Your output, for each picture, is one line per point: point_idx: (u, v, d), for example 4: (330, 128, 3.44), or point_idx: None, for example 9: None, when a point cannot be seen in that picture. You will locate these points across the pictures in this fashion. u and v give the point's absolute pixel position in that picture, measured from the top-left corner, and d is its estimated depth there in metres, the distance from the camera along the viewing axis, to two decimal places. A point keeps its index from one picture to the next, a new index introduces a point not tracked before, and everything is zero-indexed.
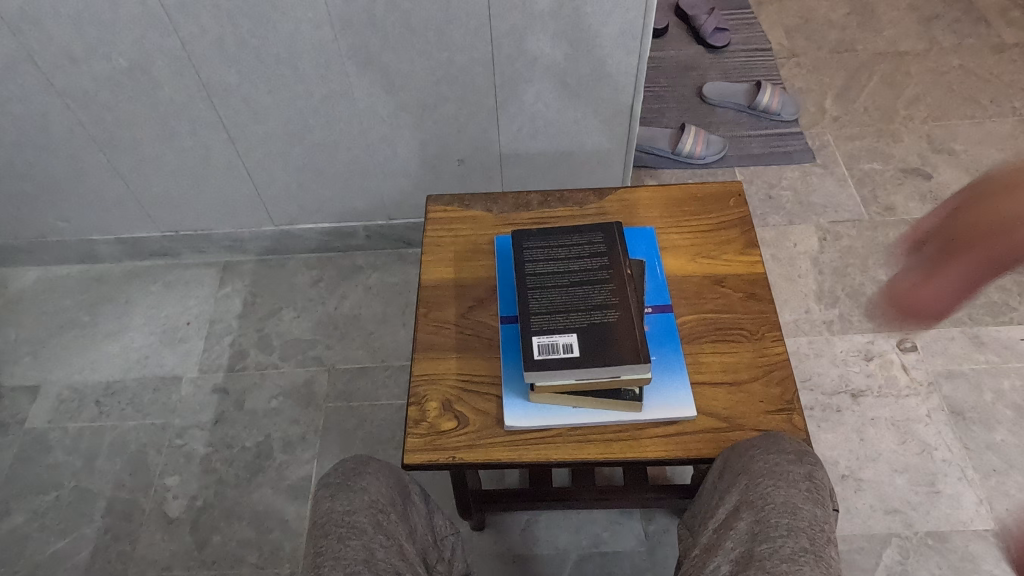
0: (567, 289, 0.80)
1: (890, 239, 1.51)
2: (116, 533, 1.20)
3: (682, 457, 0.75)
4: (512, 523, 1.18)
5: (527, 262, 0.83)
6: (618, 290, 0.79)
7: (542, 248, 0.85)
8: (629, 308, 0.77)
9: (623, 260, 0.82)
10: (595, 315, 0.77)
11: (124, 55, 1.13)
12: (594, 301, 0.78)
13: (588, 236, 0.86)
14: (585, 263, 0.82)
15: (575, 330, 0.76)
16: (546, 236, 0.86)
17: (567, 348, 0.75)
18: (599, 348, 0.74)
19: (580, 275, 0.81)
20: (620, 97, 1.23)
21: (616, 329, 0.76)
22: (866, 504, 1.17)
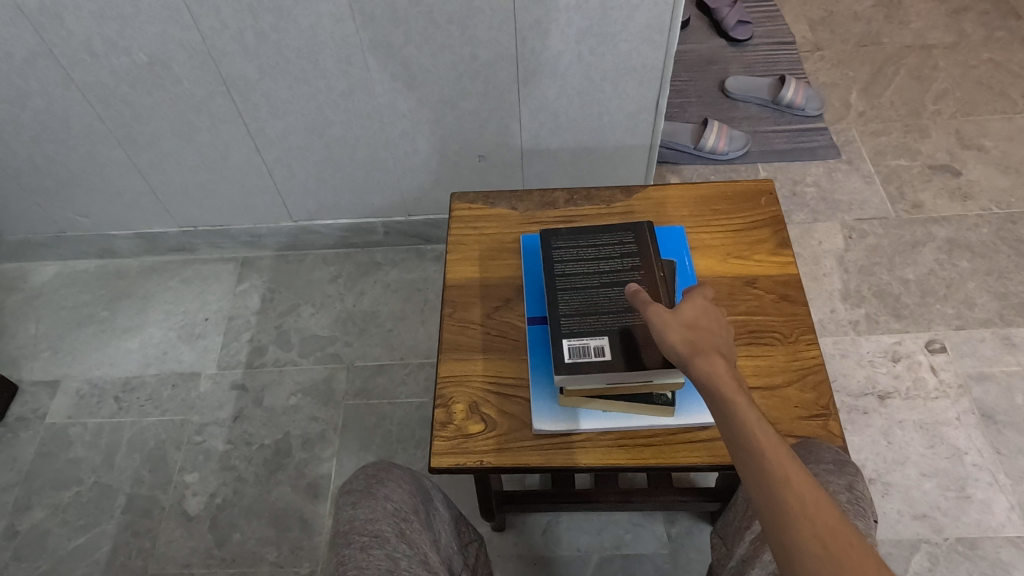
0: (597, 290, 0.78)
1: (918, 238, 1.48)
2: (136, 529, 1.20)
3: (715, 463, 0.73)
4: (533, 524, 1.17)
5: (556, 263, 0.82)
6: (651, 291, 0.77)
7: (571, 248, 0.83)
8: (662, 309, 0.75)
9: (655, 260, 0.80)
10: (627, 317, 0.75)
11: (145, 50, 1.12)
12: (625, 303, 0.77)
13: (619, 235, 0.84)
14: (616, 263, 0.80)
15: (606, 333, 0.74)
16: (574, 236, 0.85)
17: (598, 351, 0.73)
18: (631, 351, 0.73)
19: (610, 276, 0.79)
20: (644, 92, 1.21)
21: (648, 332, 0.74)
22: (894, 509, 1.15)
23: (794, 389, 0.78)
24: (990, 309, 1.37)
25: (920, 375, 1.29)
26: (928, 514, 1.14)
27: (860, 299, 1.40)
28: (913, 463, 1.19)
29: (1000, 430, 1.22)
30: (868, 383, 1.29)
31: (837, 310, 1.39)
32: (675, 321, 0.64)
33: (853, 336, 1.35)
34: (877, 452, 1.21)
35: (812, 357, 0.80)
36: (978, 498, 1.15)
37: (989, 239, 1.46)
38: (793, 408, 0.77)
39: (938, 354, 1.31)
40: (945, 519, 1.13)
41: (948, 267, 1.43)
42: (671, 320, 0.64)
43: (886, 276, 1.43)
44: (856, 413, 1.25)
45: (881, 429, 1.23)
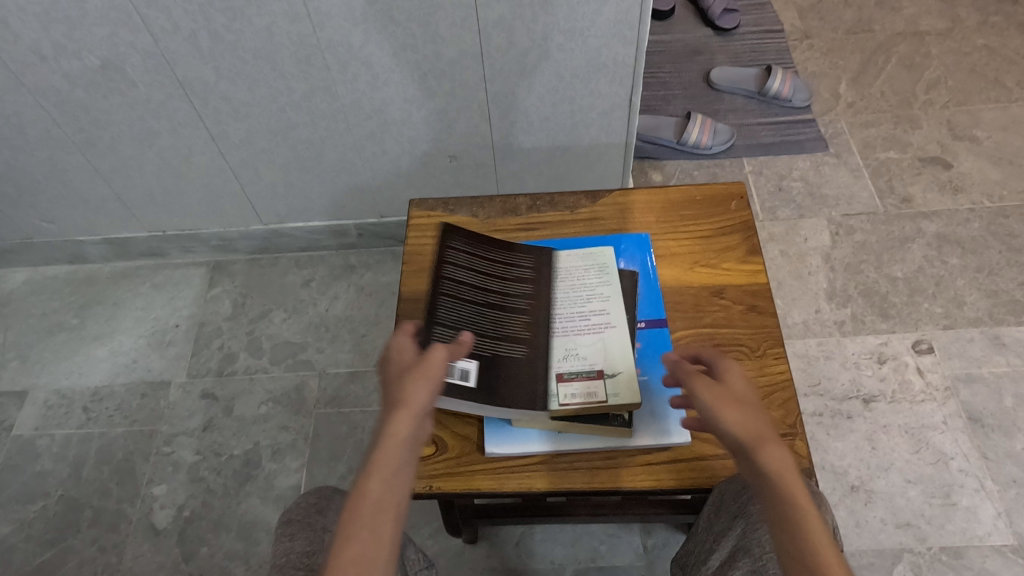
0: (479, 311, 0.77)
1: (907, 234, 1.44)
2: (103, 544, 1.18)
3: (676, 487, 0.70)
4: (507, 536, 1.14)
5: (449, 270, 0.80)
6: (535, 326, 0.77)
7: (467, 259, 0.81)
8: (539, 347, 0.75)
9: (546, 295, 0.80)
10: (502, 347, 0.74)
11: (95, 53, 1.08)
12: (505, 332, 0.76)
13: (520, 255, 0.83)
14: (505, 288, 0.80)
15: (477, 358, 0.73)
16: (474, 239, 0.83)
17: (462, 376, 0.71)
18: (496, 384, 0.71)
19: (499, 299, 0.78)
20: (617, 89, 1.16)
21: (517, 369, 0.73)
22: (876, 517, 1.11)
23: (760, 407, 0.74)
24: (980, 307, 1.32)
25: (906, 377, 1.25)
26: (912, 522, 1.11)
27: (847, 298, 1.36)
28: (897, 469, 1.16)
29: (988, 433, 1.18)
30: (852, 386, 1.25)
31: (822, 311, 1.35)
32: (728, 398, 0.62)
33: (839, 338, 1.31)
34: (860, 458, 1.17)
35: (780, 372, 0.77)
36: (964, 505, 1.12)
37: (980, 234, 1.42)
38: None
39: (925, 356, 1.28)
40: (929, 527, 1.10)
41: (937, 264, 1.39)
42: (726, 399, 0.62)
43: (873, 274, 1.39)
44: (840, 417, 1.22)
45: (865, 434, 1.20)
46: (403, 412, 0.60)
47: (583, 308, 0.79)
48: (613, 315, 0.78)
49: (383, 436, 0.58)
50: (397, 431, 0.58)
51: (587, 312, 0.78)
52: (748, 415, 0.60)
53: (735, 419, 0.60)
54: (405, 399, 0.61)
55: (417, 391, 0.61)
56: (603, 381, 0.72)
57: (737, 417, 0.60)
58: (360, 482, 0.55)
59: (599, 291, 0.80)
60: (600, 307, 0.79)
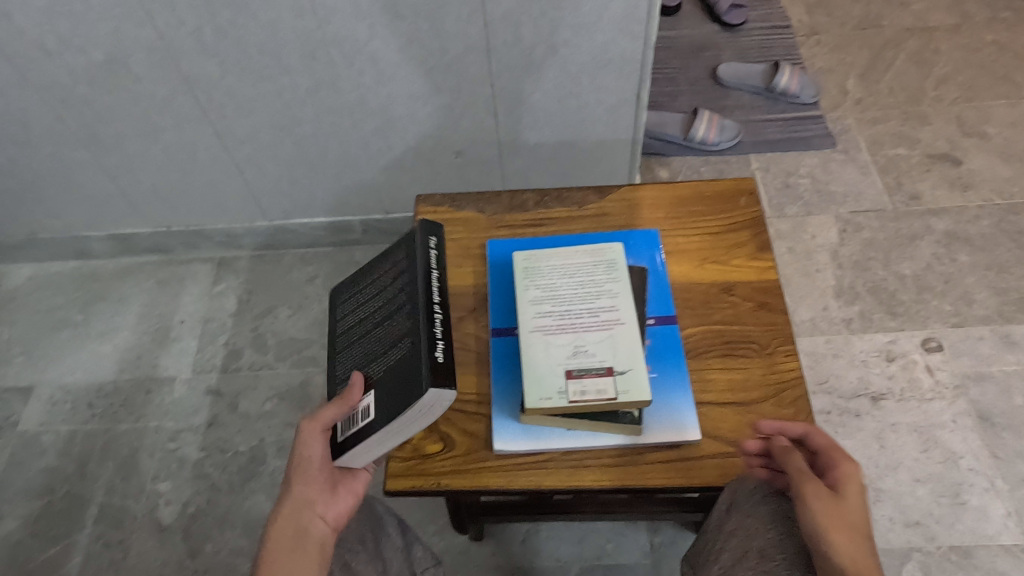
0: (369, 337, 0.74)
1: (915, 231, 1.42)
2: (108, 540, 1.18)
3: (686, 485, 0.69)
4: (513, 533, 1.13)
5: (339, 326, 0.78)
6: (415, 311, 0.71)
7: (353, 302, 0.79)
8: (419, 328, 0.69)
9: (416, 272, 0.74)
10: (391, 353, 0.69)
11: (100, 48, 1.08)
12: (391, 337, 0.71)
13: (389, 255, 0.79)
14: (387, 298, 0.75)
15: (372, 386, 0.68)
16: (352, 285, 0.81)
17: (364, 414, 0.67)
18: (393, 394, 0.66)
19: (380, 313, 0.75)
20: (625, 85, 1.15)
21: (409, 363, 0.67)
22: (885, 516, 1.11)
23: (770, 404, 0.73)
24: (989, 305, 1.31)
25: (915, 375, 1.24)
26: (921, 521, 1.10)
27: (854, 296, 1.35)
28: (906, 468, 1.15)
29: (997, 432, 1.17)
30: (860, 384, 1.24)
31: (830, 308, 1.34)
32: (838, 518, 0.56)
33: (846, 336, 1.30)
34: (869, 457, 1.16)
35: (790, 370, 0.76)
36: (974, 505, 1.11)
37: (990, 232, 1.41)
38: None
39: (934, 354, 1.27)
40: (938, 527, 1.09)
41: (946, 261, 1.38)
42: (835, 518, 0.56)
43: (882, 271, 1.38)
44: (848, 415, 1.21)
45: (874, 432, 1.19)
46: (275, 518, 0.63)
47: (591, 305, 0.76)
48: (623, 312, 0.75)
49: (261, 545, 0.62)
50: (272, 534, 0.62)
51: (596, 308, 0.76)
52: (860, 546, 0.54)
53: (843, 545, 0.54)
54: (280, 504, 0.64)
55: (293, 492, 0.65)
56: (613, 378, 0.70)
57: (843, 542, 0.55)
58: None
59: (608, 287, 0.77)
60: (609, 303, 0.76)
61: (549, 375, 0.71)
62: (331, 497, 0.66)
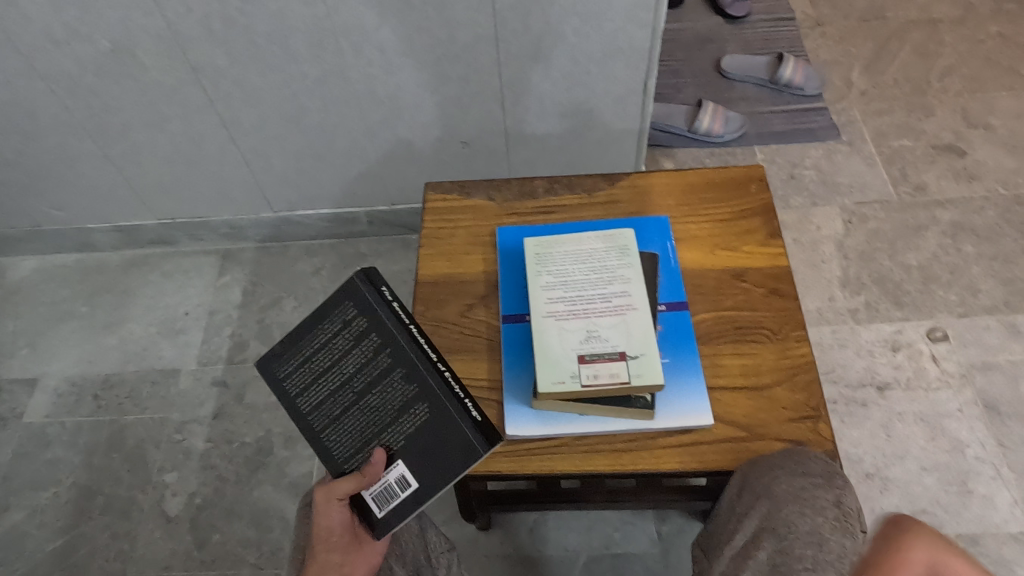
0: (359, 408, 0.69)
1: (921, 221, 1.43)
2: (115, 531, 1.18)
3: (698, 469, 0.69)
4: (520, 523, 1.13)
5: (305, 405, 0.69)
6: (414, 373, 0.69)
7: (308, 375, 0.70)
8: (435, 391, 0.68)
9: (398, 331, 0.70)
10: (406, 423, 0.68)
11: (107, 37, 1.07)
12: (395, 405, 0.68)
13: (340, 313, 0.71)
14: (359, 358, 0.69)
15: (401, 457, 0.67)
16: (292, 349, 0.71)
17: (403, 485, 0.66)
18: (432, 464, 0.67)
19: (360, 379, 0.69)
20: (633, 74, 1.15)
21: (437, 430, 0.67)
22: (893, 505, 1.11)
23: (783, 389, 0.74)
24: (995, 295, 1.32)
25: (921, 364, 1.25)
26: (928, 509, 1.10)
27: (860, 286, 1.35)
28: (914, 457, 1.15)
29: (1004, 421, 1.18)
30: (867, 374, 1.24)
31: (836, 298, 1.34)
32: None
33: (852, 326, 1.30)
34: (876, 446, 1.16)
35: (802, 355, 0.76)
36: (981, 493, 1.11)
37: (995, 222, 1.41)
38: (781, 409, 0.72)
39: (940, 343, 1.27)
40: (946, 515, 1.09)
41: (951, 252, 1.38)
42: None
43: (887, 262, 1.38)
44: (854, 404, 1.21)
45: (881, 421, 1.19)
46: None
47: (604, 290, 0.76)
48: (635, 296, 0.75)
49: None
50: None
51: (608, 294, 0.76)
52: None
53: None
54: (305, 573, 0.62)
55: (318, 560, 0.63)
56: (626, 362, 0.70)
57: None
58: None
59: (620, 273, 0.77)
60: (621, 289, 0.76)
61: (561, 360, 0.71)
62: (359, 556, 0.65)
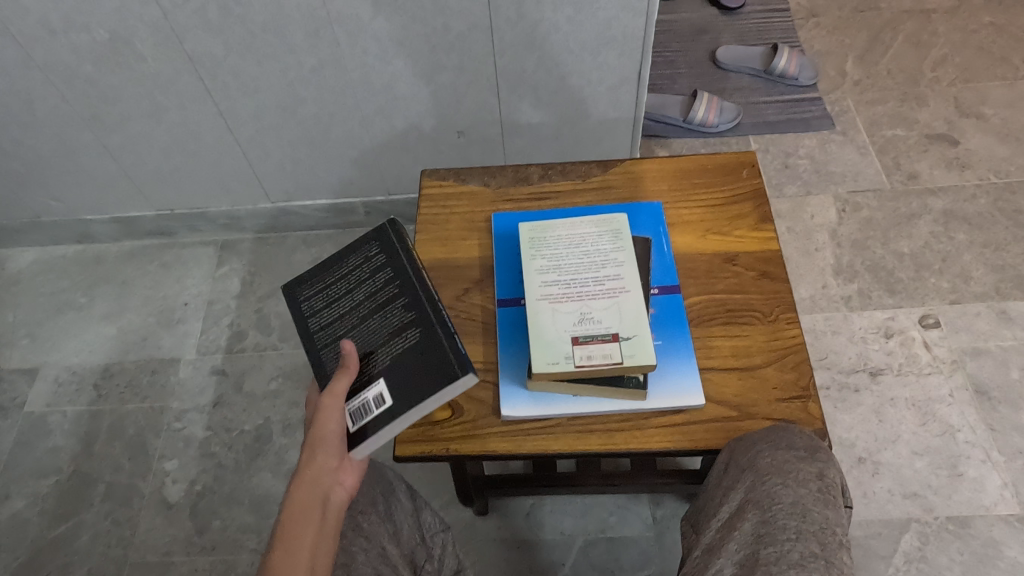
0: (360, 331, 0.73)
1: (913, 210, 1.44)
2: (116, 518, 1.19)
3: (689, 448, 0.71)
4: (517, 508, 1.15)
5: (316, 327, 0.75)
6: (415, 302, 0.73)
7: (327, 302, 0.77)
8: (429, 319, 0.71)
9: (409, 267, 0.76)
10: (396, 343, 0.70)
11: (104, 26, 1.08)
12: (391, 328, 0.72)
13: (364, 251, 0.79)
14: (369, 287, 0.75)
15: (382, 375, 0.68)
16: (317, 279, 0.79)
17: (379, 401, 0.67)
18: (408, 384, 0.67)
19: (366, 305, 0.74)
20: (626, 63, 1.16)
21: (421, 351, 0.69)
22: (884, 488, 1.12)
23: (773, 370, 0.75)
24: (986, 282, 1.33)
25: (913, 351, 1.26)
26: (919, 493, 1.12)
27: (853, 274, 1.36)
28: (905, 441, 1.17)
29: (994, 406, 1.19)
30: (859, 360, 1.26)
31: (829, 286, 1.35)
32: None
33: (846, 313, 1.31)
34: (868, 430, 1.18)
35: (792, 336, 0.77)
36: (971, 476, 1.13)
37: (987, 210, 1.42)
38: (772, 389, 0.74)
39: (932, 330, 1.28)
40: (936, 498, 1.11)
41: (943, 239, 1.39)
42: None
43: (880, 250, 1.39)
44: (847, 390, 1.22)
45: (873, 407, 1.20)
46: (296, 479, 0.61)
47: (597, 273, 0.77)
48: (628, 279, 0.76)
49: (285, 503, 0.59)
50: (298, 498, 0.60)
51: (602, 276, 0.77)
52: None
53: None
54: (300, 469, 0.62)
55: (314, 459, 0.62)
56: (619, 343, 0.71)
57: None
58: (270, 550, 0.57)
59: (613, 256, 0.79)
60: (614, 272, 0.77)
61: (556, 341, 0.72)
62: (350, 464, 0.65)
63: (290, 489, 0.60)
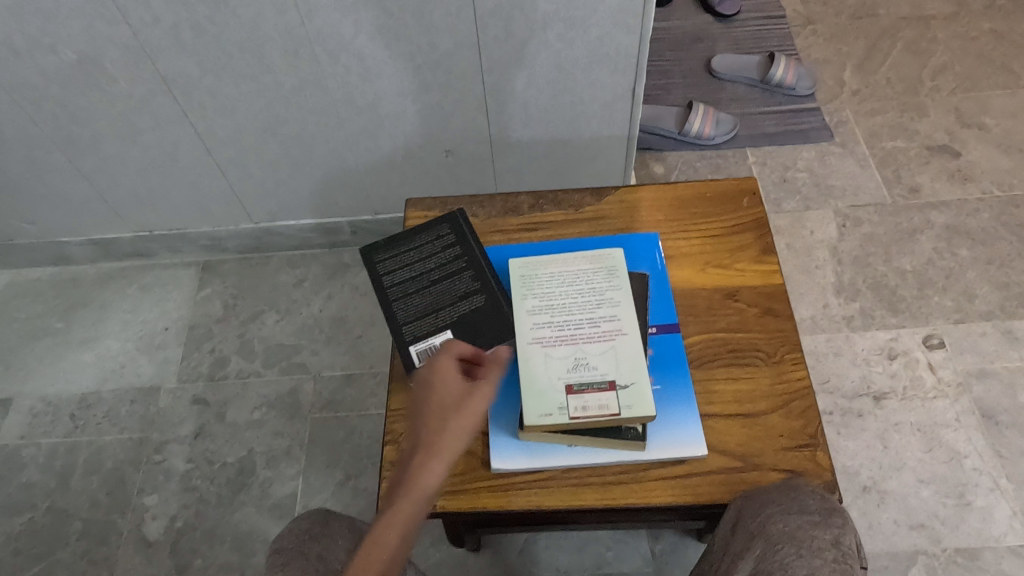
0: (429, 290, 0.77)
1: (915, 225, 1.40)
2: (93, 558, 1.14)
3: (691, 503, 0.66)
4: (510, 543, 1.10)
5: (382, 274, 0.79)
6: (481, 275, 0.78)
7: (392, 254, 0.81)
8: (494, 289, 0.77)
9: (477, 244, 0.81)
10: (463, 306, 0.76)
11: (71, 47, 1.03)
12: (458, 292, 0.77)
13: (435, 229, 0.83)
14: (439, 259, 0.80)
15: (448, 327, 0.74)
16: (392, 242, 0.82)
17: None
18: (475, 339, 0.73)
19: (437, 271, 0.79)
20: (620, 80, 1.12)
21: (486, 315, 0.75)
22: (889, 519, 1.09)
23: (778, 416, 0.71)
24: (991, 300, 1.29)
25: (917, 373, 1.22)
26: (926, 523, 1.08)
27: (855, 292, 1.32)
28: (910, 469, 1.13)
29: (1001, 430, 1.16)
30: (863, 384, 1.22)
31: (830, 305, 1.31)
32: None
33: (847, 334, 1.28)
34: (872, 458, 1.14)
35: (799, 379, 0.73)
36: (979, 505, 1.09)
37: (990, 225, 1.39)
38: (777, 437, 0.70)
39: (936, 351, 1.24)
40: (944, 529, 1.07)
41: (946, 256, 1.36)
42: None
43: (882, 267, 1.35)
44: (850, 415, 1.19)
45: (877, 432, 1.17)
46: (433, 456, 0.58)
47: (592, 314, 0.73)
48: (625, 320, 0.73)
49: (408, 476, 0.57)
50: (428, 481, 0.58)
51: (597, 318, 0.73)
52: None
53: None
54: (439, 437, 0.59)
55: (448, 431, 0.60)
56: (616, 393, 0.67)
57: None
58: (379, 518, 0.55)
59: (609, 295, 0.75)
60: (610, 313, 0.73)
61: (549, 390, 0.68)
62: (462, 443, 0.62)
63: (418, 469, 0.58)
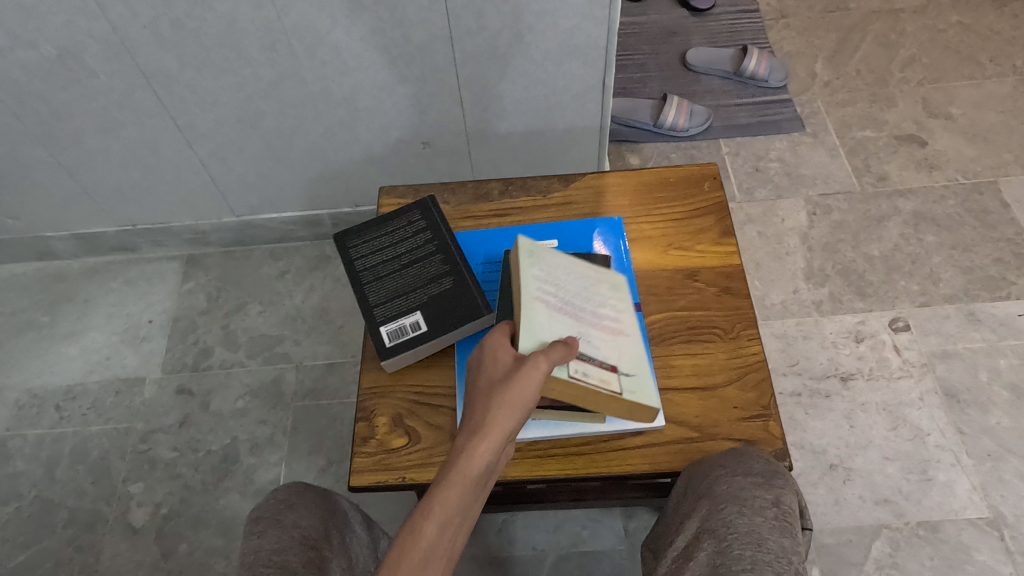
0: (400, 274, 0.80)
1: (883, 212, 1.44)
2: (79, 544, 1.16)
3: (648, 471, 0.69)
4: (489, 524, 1.13)
5: (355, 259, 0.82)
6: (450, 258, 0.81)
7: (365, 240, 0.84)
8: (462, 270, 0.80)
9: (447, 229, 0.84)
10: (432, 287, 0.78)
11: (51, 43, 1.05)
12: (427, 275, 0.80)
13: (406, 216, 0.85)
14: (410, 243, 0.83)
15: (418, 308, 0.77)
16: (365, 229, 0.85)
17: (415, 327, 0.76)
18: (443, 318, 0.76)
19: (407, 255, 0.82)
20: (591, 71, 1.15)
21: (454, 296, 0.78)
22: (855, 495, 1.12)
23: (733, 388, 0.74)
24: (956, 284, 1.33)
25: (883, 355, 1.26)
26: (890, 498, 1.12)
27: (824, 278, 1.36)
28: (876, 447, 1.16)
29: (964, 409, 1.19)
30: (831, 365, 1.25)
31: (800, 291, 1.35)
32: None
33: (817, 318, 1.31)
34: (839, 436, 1.18)
35: (754, 353, 0.76)
36: (941, 480, 1.13)
37: (955, 211, 1.43)
38: (733, 409, 0.73)
39: (902, 333, 1.28)
40: (908, 503, 1.11)
41: (913, 241, 1.39)
42: None
43: (851, 253, 1.39)
44: (818, 396, 1.22)
45: (844, 412, 1.20)
46: (481, 440, 0.55)
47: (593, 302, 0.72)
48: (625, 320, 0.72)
49: (454, 459, 0.54)
50: (474, 463, 0.54)
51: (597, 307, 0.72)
52: None
53: None
54: (487, 419, 0.56)
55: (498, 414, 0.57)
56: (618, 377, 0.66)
57: None
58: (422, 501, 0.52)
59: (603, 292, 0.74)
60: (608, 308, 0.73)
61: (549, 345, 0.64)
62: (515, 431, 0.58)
63: (461, 451, 0.54)
